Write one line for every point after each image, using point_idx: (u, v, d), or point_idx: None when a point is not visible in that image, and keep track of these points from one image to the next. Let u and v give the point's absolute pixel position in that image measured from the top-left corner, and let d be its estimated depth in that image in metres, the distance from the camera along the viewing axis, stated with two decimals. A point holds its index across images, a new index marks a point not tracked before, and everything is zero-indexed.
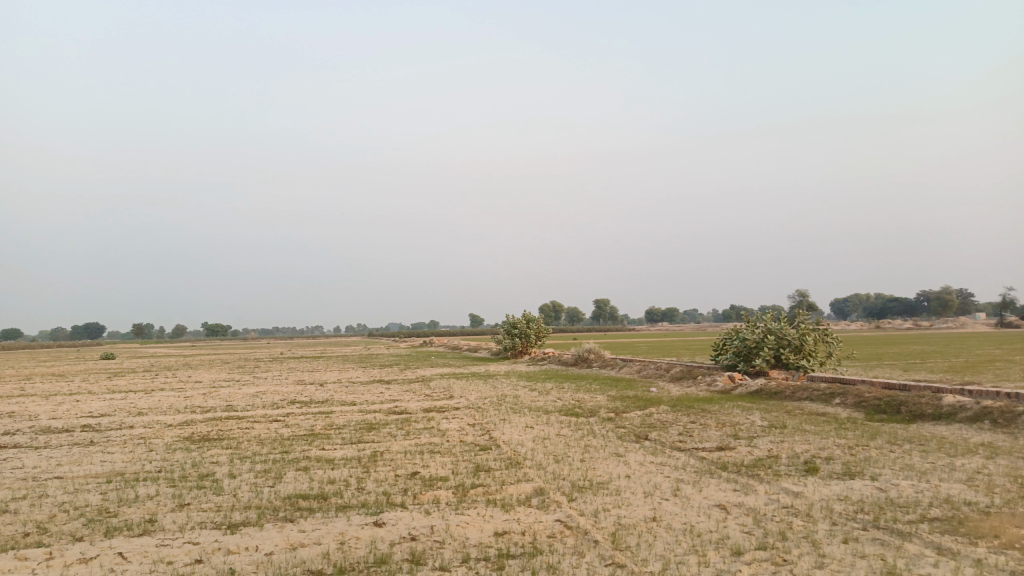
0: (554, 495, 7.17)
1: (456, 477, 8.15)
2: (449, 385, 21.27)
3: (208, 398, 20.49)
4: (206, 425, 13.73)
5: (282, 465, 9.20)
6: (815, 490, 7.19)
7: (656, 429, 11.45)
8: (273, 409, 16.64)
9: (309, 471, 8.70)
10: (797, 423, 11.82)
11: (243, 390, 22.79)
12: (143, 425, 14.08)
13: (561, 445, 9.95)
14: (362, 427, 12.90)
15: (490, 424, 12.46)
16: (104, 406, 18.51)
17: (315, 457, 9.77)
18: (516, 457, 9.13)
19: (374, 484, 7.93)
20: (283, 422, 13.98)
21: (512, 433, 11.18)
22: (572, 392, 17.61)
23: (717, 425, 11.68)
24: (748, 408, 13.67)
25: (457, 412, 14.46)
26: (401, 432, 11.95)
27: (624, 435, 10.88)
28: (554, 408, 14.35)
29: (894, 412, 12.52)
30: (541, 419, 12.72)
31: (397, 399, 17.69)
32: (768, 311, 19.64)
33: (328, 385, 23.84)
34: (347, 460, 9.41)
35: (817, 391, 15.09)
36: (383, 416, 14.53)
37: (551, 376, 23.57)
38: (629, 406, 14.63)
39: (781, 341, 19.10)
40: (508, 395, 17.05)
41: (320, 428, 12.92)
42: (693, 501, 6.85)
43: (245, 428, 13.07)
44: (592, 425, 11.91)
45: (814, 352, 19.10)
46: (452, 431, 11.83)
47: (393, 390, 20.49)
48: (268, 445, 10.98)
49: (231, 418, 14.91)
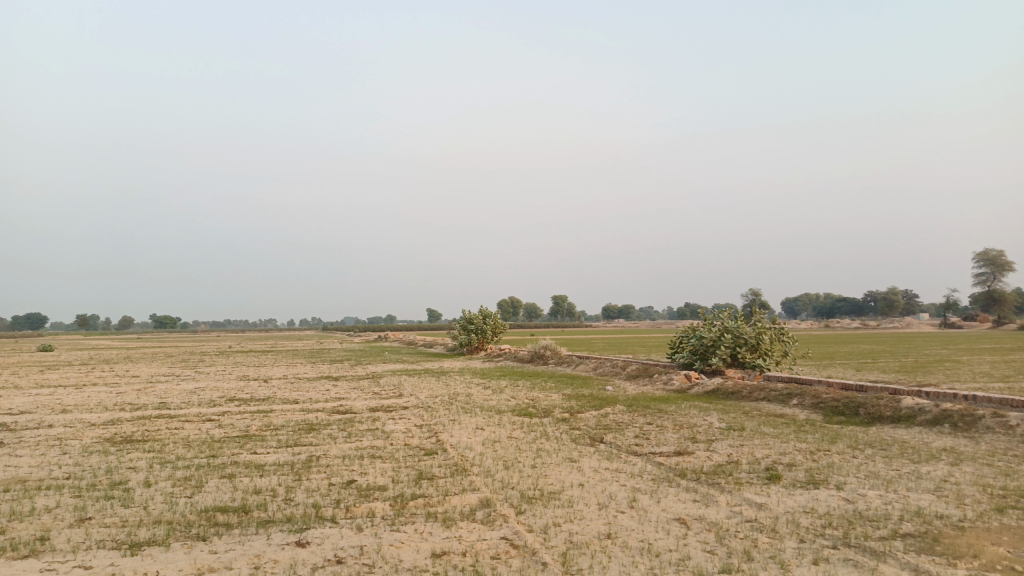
0: (500, 507, 6.57)
1: (396, 486, 7.49)
2: (400, 382, 20.49)
3: (143, 394, 19.34)
4: (133, 425, 12.77)
5: (206, 472, 8.42)
6: (779, 501, 6.73)
7: (611, 431, 10.94)
8: (209, 407, 15.69)
9: (234, 480, 7.94)
10: (756, 425, 11.45)
11: (182, 386, 21.66)
12: (64, 424, 13.04)
13: (511, 449, 9.36)
14: (302, 427, 12.14)
15: (438, 425, 11.81)
16: (27, 402, 17.28)
17: (244, 462, 9.00)
18: (462, 463, 8.50)
19: (304, 494, 7.22)
20: (217, 421, 13.09)
21: (460, 436, 10.54)
22: (526, 390, 17.05)
23: (675, 426, 11.23)
24: (705, 409, 13.28)
25: (405, 412, 13.76)
26: (343, 434, 11.22)
27: (578, 437, 10.35)
28: (506, 408, 13.76)
29: (852, 414, 12.26)
30: (492, 420, 12.12)
31: (343, 398, 16.87)
32: (725, 310, 19.38)
33: (273, 381, 22.84)
34: (279, 466, 8.67)
35: (775, 391, 14.81)
36: (326, 415, 13.74)
37: (505, 373, 22.95)
38: (584, 406, 14.10)
39: (737, 340, 18.83)
40: (460, 394, 16.41)
41: (256, 429, 12.08)
42: (650, 514, 6.32)
43: (174, 428, 12.17)
44: (545, 427, 11.34)
45: (770, 351, 18.87)
46: (397, 432, 11.16)
47: (340, 387, 19.64)
48: (196, 449, 10.13)
49: (162, 417, 13.96)
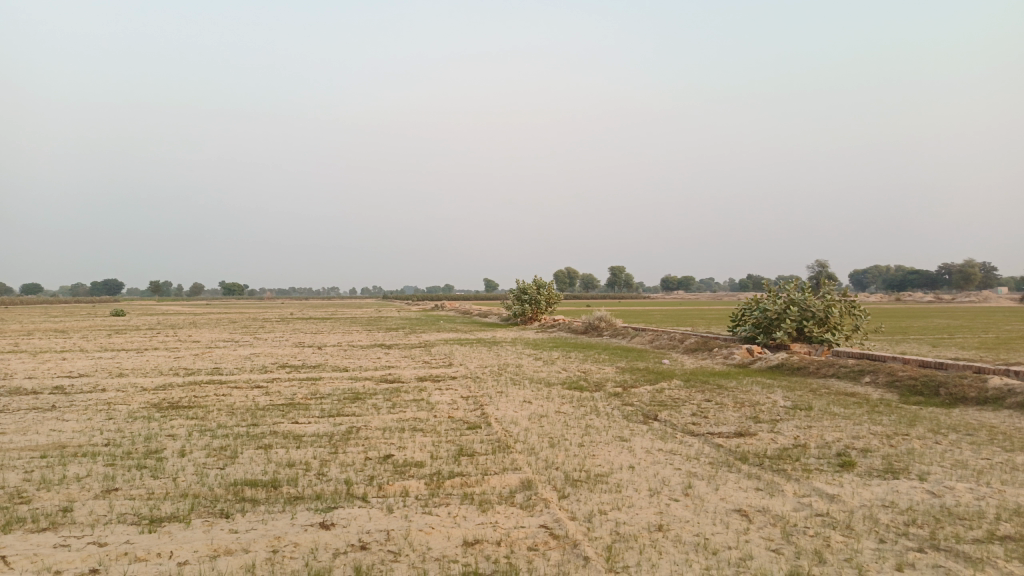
0: (541, 491, 6.07)
1: (433, 463, 7.06)
2: (451, 352, 20.19)
3: (199, 359, 19.57)
4: (182, 391, 12.74)
5: (243, 442, 8.17)
6: (854, 493, 6.04)
7: (667, 408, 10.30)
8: (260, 374, 15.65)
9: (269, 452, 7.65)
10: (825, 405, 10.65)
11: (237, 352, 21.87)
12: (116, 388, 13.11)
13: (559, 426, 8.84)
14: (346, 397, 11.87)
15: (485, 397, 11.38)
16: (87, 366, 17.61)
17: (283, 432, 8.73)
18: (505, 440, 8.02)
19: (337, 469, 6.86)
20: (264, 388, 12.97)
21: (506, 410, 10.09)
22: (578, 363, 16.49)
23: (736, 405, 10.51)
24: (769, 386, 12.48)
25: (453, 382, 13.37)
26: (387, 405, 10.89)
27: (631, 414, 9.75)
28: (556, 380, 13.22)
29: (931, 395, 11.30)
30: (541, 393, 11.63)
31: (392, 367, 16.63)
32: (791, 281, 18.33)
33: (326, 349, 22.89)
34: (316, 437, 8.36)
35: (845, 368, 13.86)
36: (373, 385, 13.48)
37: (558, 344, 22.41)
38: (639, 380, 13.46)
39: (804, 313, 17.78)
40: (510, 365, 15.96)
41: (301, 397, 11.88)
42: (707, 504, 5.72)
43: (220, 395, 12.07)
44: (597, 402, 10.77)
45: (840, 325, 17.77)
46: (442, 404, 10.78)
47: (391, 356, 19.46)
48: (238, 417, 9.94)
49: (212, 383, 13.95)
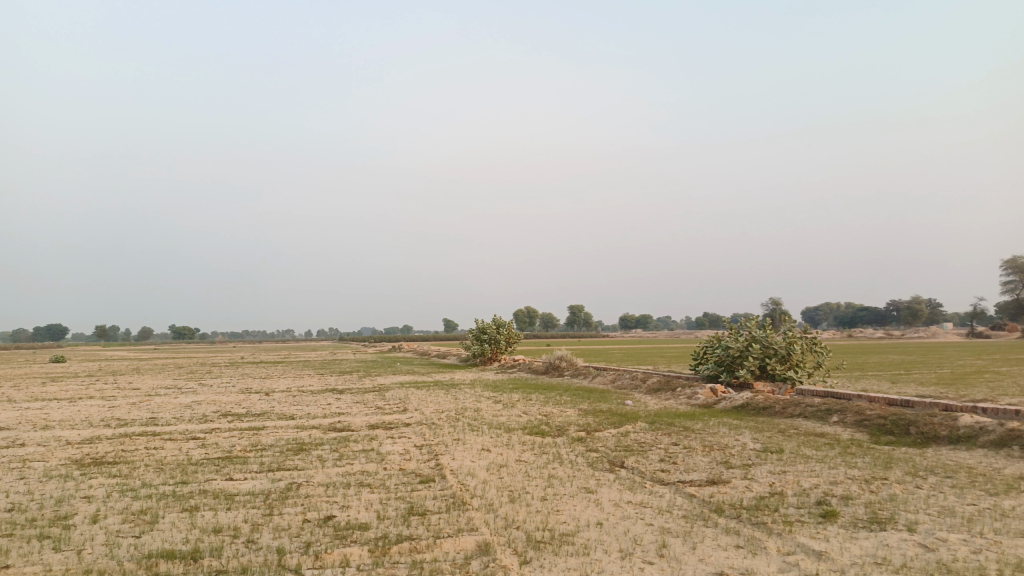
0: (500, 556, 5.40)
1: (379, 525, 6.34)
2: (406, 396, 19.33)
3: (136, 408, 18.36)
4: (110, 444, 11.72)
5: (167, 504, 7.31)
6: (842, 549, 5.52)
7: (633, 454, 9.72)
8: (200, 424, 14.61)
9: (194, 515, 6.82)
10: (796, 447, 10.20)
11: (179, 399, 20.63)
12: (37, 443, 11.99)
13: (519, 476, 8.19)
14: (291, 448, 11.02)
15: (440, 445, 10.66)
16: (11, 417, 16.29)
17: (214, 491, 7.89)
18: (460, 495, 7.33)
19: (270, 535, 6.10)
20: (201, 440, 12.01)
21: (463, 459, 9.41)
22: (539, 405, 15.85)
23: (705, 449, 9.99)
24: (736, 427, 12.02)
25: (407, 429, 12.61)
26: (333, 456, 10.10)
27: (596, 461, 9.16)
28: (516, 425, 12.55)
29: (902, 434, 10.95)
30: (499, 439, 10.96)
31: (343, 413, 15.74)
32: (752, 318, 18.10)
33: (275, 394, 21.81)
34: (250, 496, 7.55)
35: (811, 407, 13.51)
36: (321, 433, 12.62)
37: (518, 386, 21.73)
38: (602, 423, 12.88)
39: (766, 351, 17.54)
40: (468, 409, 15.22)
41: (241, 449, 10.98)
42: (685, 567, 5.12)
43: (152, 449, 11.10)
44: (559, 449, 10.15)
45: (802, 363, 17.51)
46: (394, 454, 10.03)
47: (343, 401, 18.54)
48: (166, 474, 9.04)
49: (145, 434, 12.90)
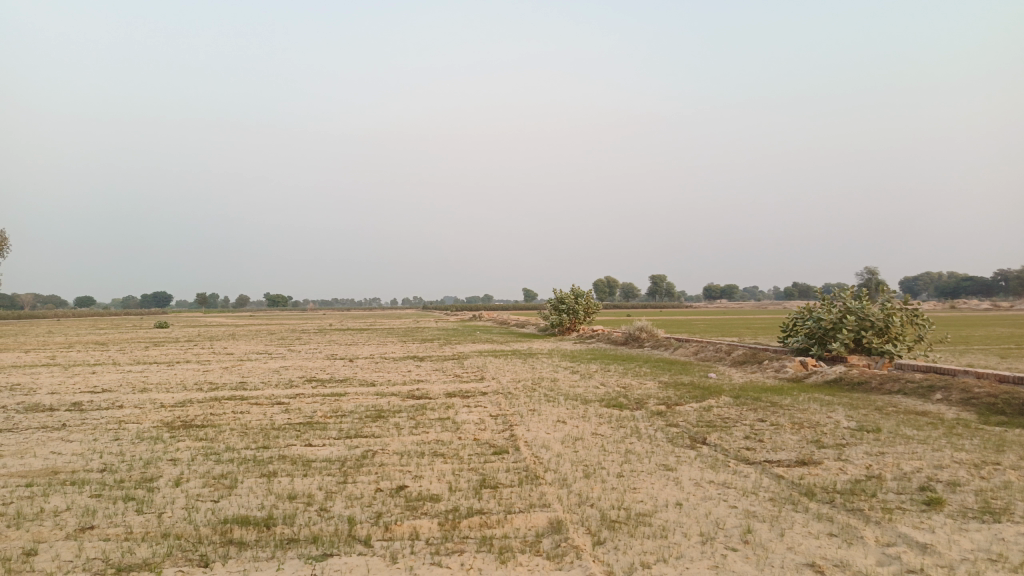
0: (573, 535, 5.17)
1: (451, 497, 6.22)
2: (484, 365, 19.33)
3: (227, 372, 19.09)
4: (200, 408, 12.15)
5: (246, 469, 7.43)
6: (951, 542, 5.01)
7: (716, 430, 9.28)
8: (284, 389, 15.01)
9: (271, 481, 6.89)
10: (895, 426, 9.51)
11: (267, 365, 21.38)
12: (134, 405, 12.57)
13: (595, 451, 7.92)
14: (369, 415, 11.12)
15: (516, 416, 10.51)
16: (113, 380, 17.21)
17: (292, 457, 7.99)
18: (533, 468, 7.13)
19: (342, 504, 6.07)
20: (284, 405, 12.30)
21: (538, 431, 9.22)
22: (618, 377, 15.49)
23: (794, 426, 9.45)
24: (828, 404, 11.35)
25: (483, 399, 12.54)
26: (409, 424, 10.11)
27: (676, 437, 8.80)
28: (593, 397, 12.28)
29: (1016, 415, 10.05)
30: (576, 411, 10.73)
31: (421, 381, 15.86)
32: (847, 288, 17.09)
33: (357, 361, 22.26)
34: (326, 463, 7.60)
35: (912, 384, 12.63)
36: (399, 401, 12.71)
37: (597, 356, 21.38)
38: (684, 397, 12.43)
39: (862, 323, 16.55)
40: (545, 380, 15.04)
41: (321, 415, 11.16)
42: (772, 556, 4.74)
43: (237, 413, 11.43)
44: (637, 423, 9.82)
45: (901, 336, 16.44)
46: (469, 424, 9.95)
47: (422, 369, 18.72)
48: (249, 438, 9.26)
49: (232, 399, 13.33)
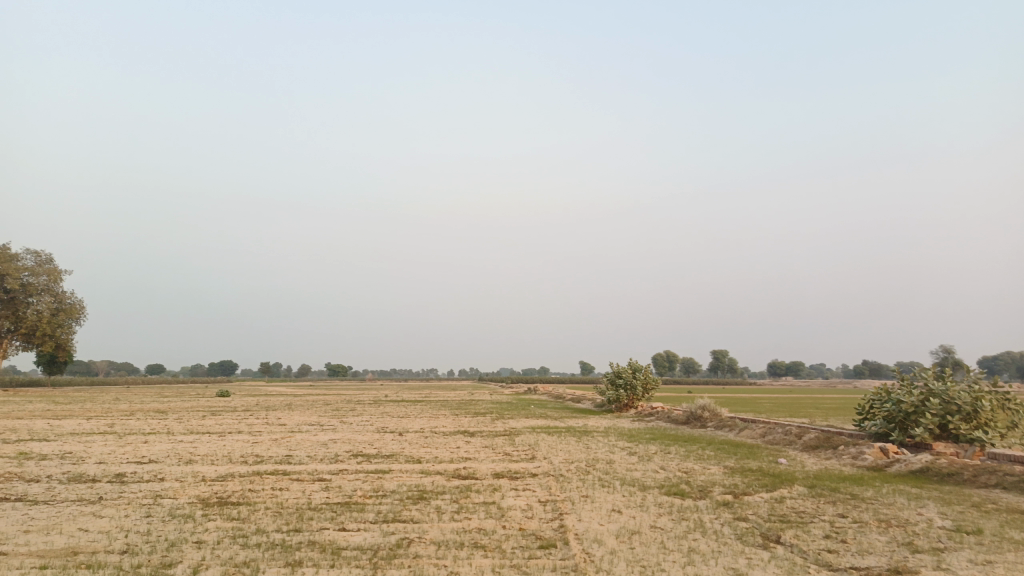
0: None
1: None
2: (535, 442, 18.48)
3: (275, 444, 18.77)
4: (239, 483, 11.73)
5: (271, 557, 6.87)
6: None
7: (791, 526, 8.31)
8: (328, 464, 14.52)
9: (294, 573, 6.29)
10: (998, 527, 8.36)
11: (316, 437, 21.00)
12: (175, 479, 12.25)
13: (653, 548, 7.11)
14: (411, 496, 10.49)
15: (567, 502, 9.73)
16: (161, 450, 17.04)
17: (322, 543, 7.39)
18: (583, 568, 6.36)
19: None
20: (325, 482, 11.77)
21: (591, 521, 8.44)
22: (679, 460, 14.48)
23: (880, 525, 8.39)
24: (917, 498, 10.19)
25: (533, 481, 11.77)
26: (452, 508, 9.44)
27: (746, 533, 7.90)
28: (652, 483, 11.38)
29: None
30: (632, 499, 9.89)
31: (470, 459, 15.16)
32: (929, 368, 15.82)
33: (407, 435, 21.68)
34: (357, 553, 6.98)
35: (1011, 477, 11.33)
36: (444, 481, 12.03)
37: (656, 436, 20.28)
38: (752, 485, 11.40)
39: (947, 407, 15.20)
40: (600, 461, 14.15)
41: (361, 494, 10.58)
42: None
43: (276, 490, 10.96)
44: (701, 515, 8.90)
45: (993, 422, 15.00)
46: (517, 510, 9.22)
47: (471, 445, 17.98)
48: (281, 519, 8.72)
49: (274, 473, 12.89)
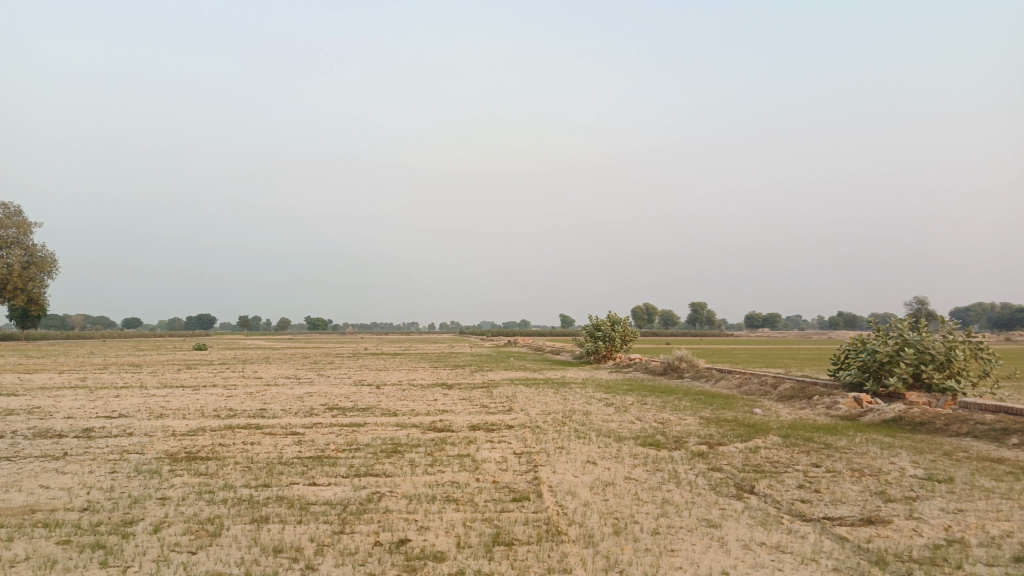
0: None
1: (457, 556, 5.39)
2: (513, 395, 18.42)
3: (250, 398, 18.55)
4: (210, 437, 11.52)
5: (237, 512, 6.69)
6: None
7: (765, 476, 8.29)
8: (303, 417, 14.35)
9: (260, 529, 6.13)
10: (969, 476, 8.39)
11: (292, 390, 20.83)
12: (144, 433, 12.03)
13: (627, 500, 7.03)
14: (384, 449, 10.36)
15: (542, 454, 9.64)
16: (133, 405, 16.76)
17: (290, 499, 7.22)
18: (556, 521, 6.26)
19: (332, 560, 5.29)
20: (298, 436, 11.60)
21: (565, 473, 8.36)
22: (655, 411, 14.48)
23: (853, 475, 8.39)
24: (890, 447, 10.24)
25: (508, 433, 11.69)
26: (426, 461, 9.32)
27: (720, 484, 7.86)
28: (628, 434, 11.34)
29: None
30: (608, 451, 9.83)
31: (446, 411, 15.06)
32: (904, 318, 15.87)
33: (384, 388, 21.56)
34: (326, 508, 6.82)
35: (981, 426, 11.42)
36: (419, 434, 11.91)
37: (633, 387, 20.34)
38: (727, 435, 11.40)
39: (921, 357, 15.30)
40: (577, 413, 14.11)
41: (334, 448, 10.43)
42: None
43: (247, 444, 10.77)
44: (675, 465, 8.86)
45: (965, 371, 15.13)
46: (491, 463, 9.11)
47: (448, 398, 17.89)
48: (251, 474, 8.55)
49: (246, 427, 12.70)
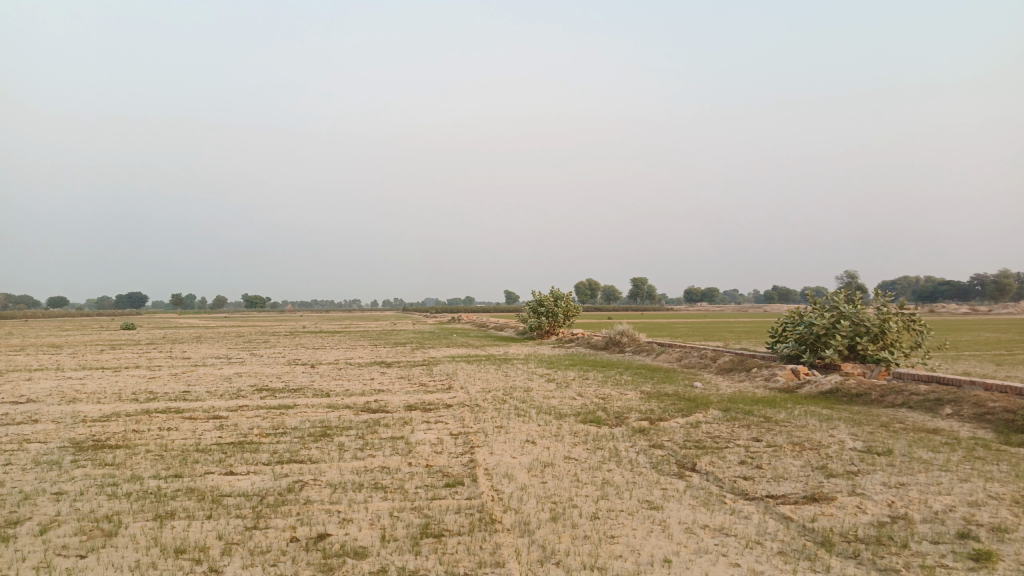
0: None
1: (380, 551, 4.93)
2: (453, 372, 17.94)
3: (174, 380, 17.55)
4: (123, 423, 10.71)
5: (139, 508, 6.08)
6: None
7: (707, 453, 8.06)
8: (229, 399, 13.60)
9: (162, 526, 5.55)
10: (907, 448, 8.34)
11: (221, 371, 19.88)
12: (50, 420, 11.12)
13: (566, 482, 6.69)
14: (312, 433, 9.77)
15: (479, 435, 9.23)
16: (43, 389, 15.62)
17: (202, 491, 6.62)
18: (490, 508, 5.86)
19: (240, 561, 4.76)
20: (220, 420, 10.89)
21: (502, 454, 7.96)
22: (596, 387, 14.24)
23: (794, 449, 8.25)
24: (828, 420, 10.20)
25: (445, 413, 11.23)
26: (355, 445, 8.79)
27: (662, 462, 7.58)
28: (568, 412, 11.03)
29: None
30: (548, 429, 9.49)
31: (382, 391, 14.51)
32: (840, 291, 16.01)
33: (320, 367, 20.82)
34: (240, 500, 6.26)
35: (914, 396, 11.53)
36: (352, 415, 11.36)
37: (575, 363, 20.14)
38: (668, 410, 11.21)
39: (856, 329, 15.45)
40: (517, 390, 13.75)
41: (258, 433, 9.78)
42: None
43: (163, 430, 10.04)
44: (616, 443, 8.57)
45: (898, 342, 15.36)
46: (425, 445, 8.66)
47: (386, 377, 17.32)
48: (163, 463, 7.88)
49: (165, 412, 11.90)
